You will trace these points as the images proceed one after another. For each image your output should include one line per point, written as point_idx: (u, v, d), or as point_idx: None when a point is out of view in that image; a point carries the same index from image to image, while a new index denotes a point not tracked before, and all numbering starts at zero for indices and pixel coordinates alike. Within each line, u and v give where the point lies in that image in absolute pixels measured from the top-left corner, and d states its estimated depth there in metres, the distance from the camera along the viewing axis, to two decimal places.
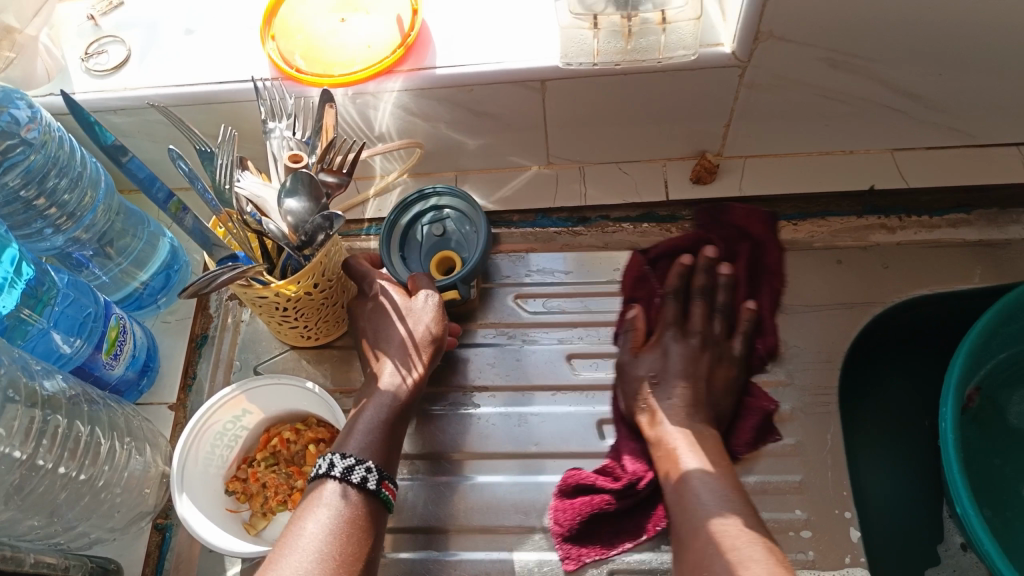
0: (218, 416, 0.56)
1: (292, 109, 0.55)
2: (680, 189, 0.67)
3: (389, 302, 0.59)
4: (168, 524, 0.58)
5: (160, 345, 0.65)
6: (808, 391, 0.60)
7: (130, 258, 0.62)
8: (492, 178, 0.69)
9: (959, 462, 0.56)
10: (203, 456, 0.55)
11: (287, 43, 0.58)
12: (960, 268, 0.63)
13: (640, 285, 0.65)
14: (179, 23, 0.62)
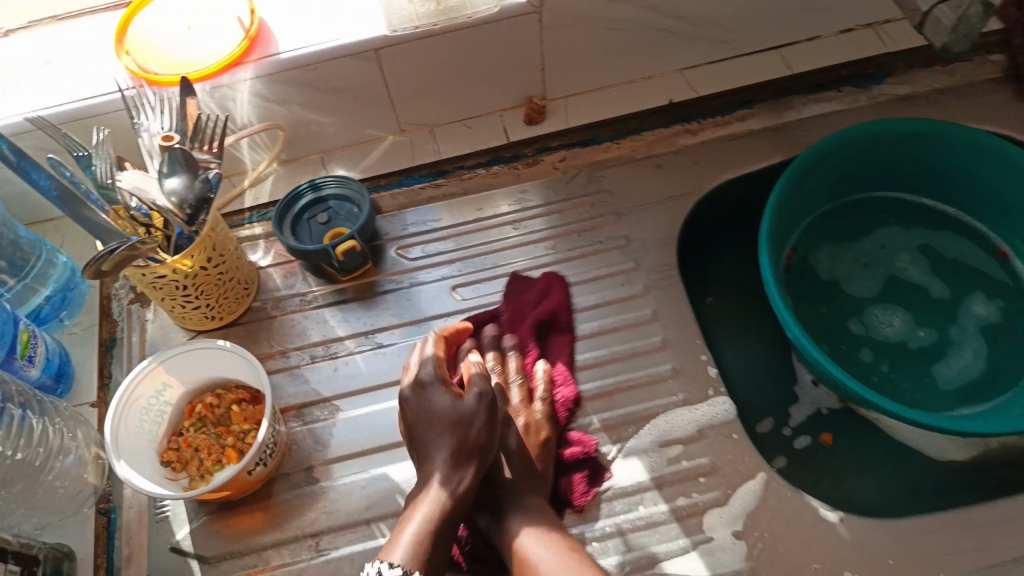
0: (141, 389, 0.61)
1: (158, 101, 0.62)
2: (517, 131, 0.77)
3: (437, 407, 0.55)
4: (111, 507, 0.62)
5: (73, 354, 0.70)
6: (655, 271, 0.71)
7: (31, 276, 0.69)
8: (354, 154, 0.77)
9: (790, 312, 0.66)
10: (133, 427, 0.61)
11: (141, 56, 0.66)
12: (755, 151, 0.76)
13: (503, 217, 0.75)
14: (38, 57, 0.69)
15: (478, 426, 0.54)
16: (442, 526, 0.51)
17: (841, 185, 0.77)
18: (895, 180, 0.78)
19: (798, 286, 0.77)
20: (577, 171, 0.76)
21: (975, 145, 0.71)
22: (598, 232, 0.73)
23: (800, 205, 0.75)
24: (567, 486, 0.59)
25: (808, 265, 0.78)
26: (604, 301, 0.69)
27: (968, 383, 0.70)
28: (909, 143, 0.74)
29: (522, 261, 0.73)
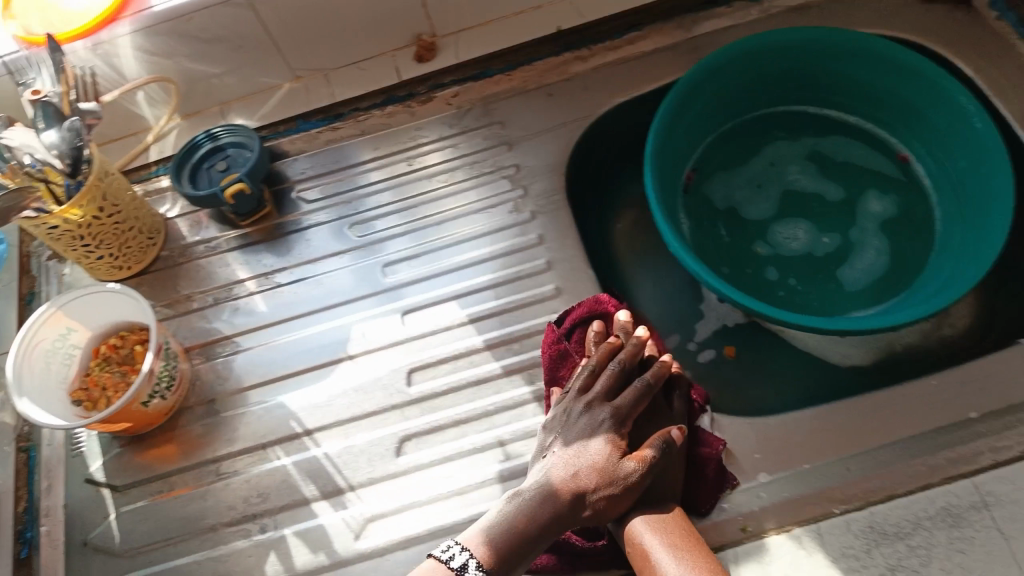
0: (43, 334, 0.64)
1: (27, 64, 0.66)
2: (409, 69, 0.79)
3: (593, 445, 0.56)
4: (30, 445, 0.66)
5: None
6: (544, 196, 0.73)
7: None
8: (252, 103, 0.79)
9: (676, 239, 0.65)
10: (37, 369, 0.64)
11: (26, 19, 0.68)
12: (644, 73, 0.78)
13: (401, 151, 0.78)
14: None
15: (625, 483, 0.54)
16: (547, 525, 0.53)
17: (729, 106, 0.77)
18: (781, 94, 0.78)
19: (697, 206, 0.78)
20: (471, 105, 0.79)
21: (858, 49, 0.71)
22: (489, 160, 0.76)
23: (690, 134, 0.75)
24: (699, 480, 0.59)
25: (704, 191, 0.79)
26: (495, 228, 0.71)
27: (874, 281, 0.73)
28: (791, 56, 0.74)
29: (420, 194, 0.75)
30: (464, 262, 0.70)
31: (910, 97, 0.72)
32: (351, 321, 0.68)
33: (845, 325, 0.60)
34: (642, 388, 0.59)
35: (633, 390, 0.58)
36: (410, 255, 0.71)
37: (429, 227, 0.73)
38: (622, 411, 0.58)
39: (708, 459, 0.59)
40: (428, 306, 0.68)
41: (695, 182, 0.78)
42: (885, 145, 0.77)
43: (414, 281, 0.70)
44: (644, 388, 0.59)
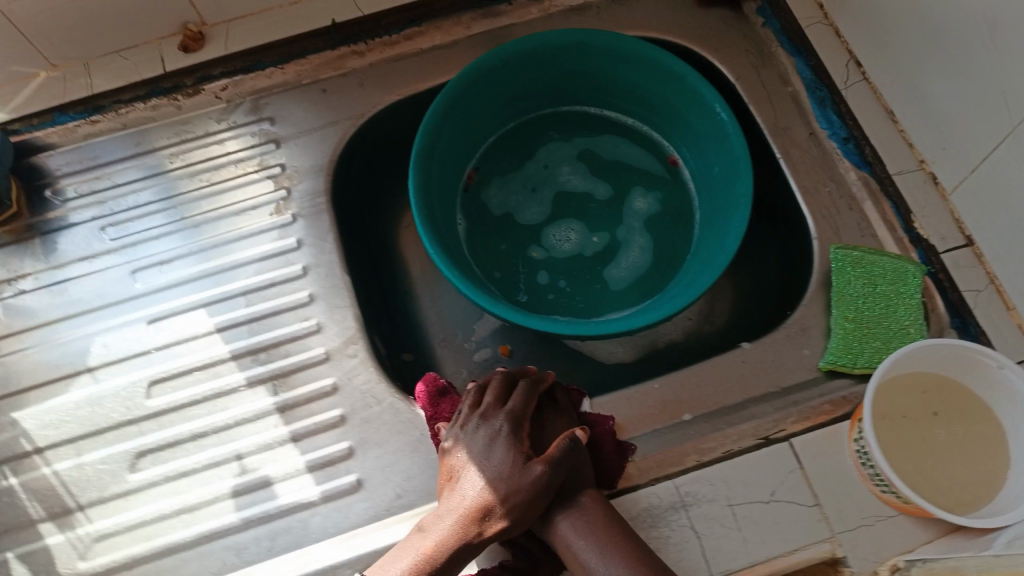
0: None
1: None
2: (174, 61, 0.75)
3: (494, 458, 0.54)
4: None
5: None
6: (310, 199, 0.72)
7: None
8: (1, 93, 0.74)
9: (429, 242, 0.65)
10: None
11: None
12: (422, 71, 0.77)
13: (163, 146, 0.74)
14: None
15: (541, 484, 0.52)
16: (455, 551, 0.51)
17: (504, 108, 0.79)
18: (555, 97, 0.81)
19: (475, 207, 0.80)
20: (242, 99, 0.76)
21: (615, 51, 0.73)
22: (256, 159, 0.74)
23: (463, 135, 0.76)
24: (602, 459, 0.57)
25: (482, 192, 0.81)
26: (254, 230, 0.70)
27: (638, 278, 0.77)
28: (561, 60, 0.75)
29: (182, 194, 0.72)
30: (220, 266, 0.68)
31: (671, 100, 0.75)
32: (94, 332, 0.66)
33: (591, 329, 0.62)
34: (529, 390, 0.59)
35: (521, 394, 0.58)
36: (163, 260, 0.69)
37: (188, 230, 0.70)
38: (516, 414, 0.57)
39: (603, 437, 0.58)
40: (177, 313, 0.66)
41: (476, 181, 0.80)
42: (654, 146, 0.81)
43: (166, 288, 0.67)
44: (529, 389, 0.59)
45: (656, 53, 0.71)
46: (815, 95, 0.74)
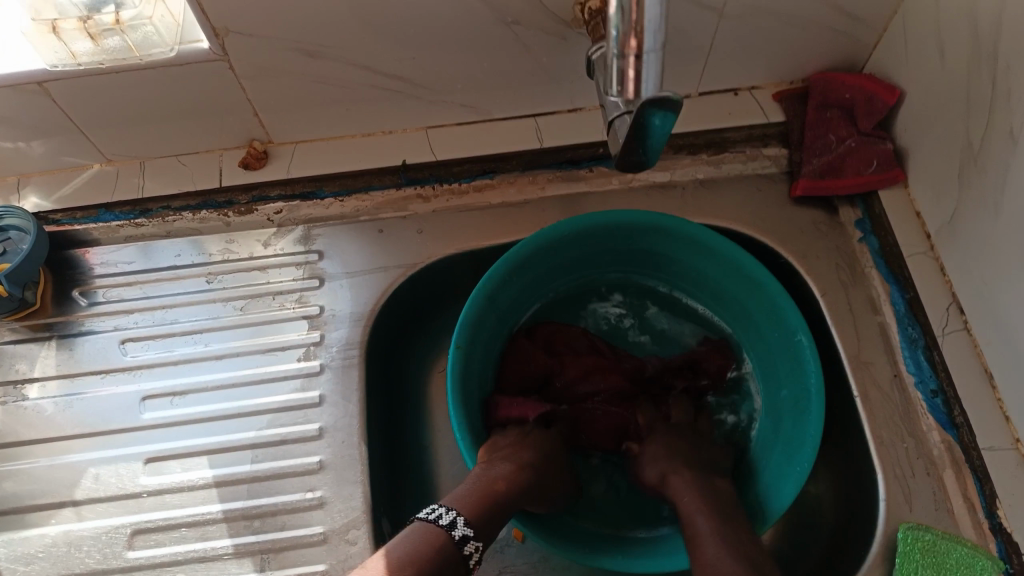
0: None
1: None
2: (233, 175, 0.72)
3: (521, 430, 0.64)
4: None
5: None
6: (343, 347, 0.68)
7: None
8: (57, 178, 0.72)
9: None
10: None
11: None
12: (487, 227, 0.73)
13: (201, 266, 0.71)
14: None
15: (562, 494, 0.63)
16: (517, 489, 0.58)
17: (557, 274, 0.73)
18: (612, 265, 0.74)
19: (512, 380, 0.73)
20: (294, 226, 0.73)
21: (689, 239, 0.68)
22: (295, 294, 0.70)
23: (514, 303, 0.71)
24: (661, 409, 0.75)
25: None
26: (277, 374, 0.67)
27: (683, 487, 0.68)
28: (626, 237, 0.70)
29: (209, 321, 0.69)
30: (235, 409, 0.65)
31: (742, 301, 0.69)
32: (90, 460, 0.64)
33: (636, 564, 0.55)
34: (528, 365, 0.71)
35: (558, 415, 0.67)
36: (177, 391, 0.66)
37: (211, 361, 0.67)
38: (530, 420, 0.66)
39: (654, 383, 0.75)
40: (181, 456, 0.64)
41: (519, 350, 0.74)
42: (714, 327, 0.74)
43: (172, 424, 0.65)
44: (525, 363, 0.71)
45: (739, 254, 0.65)
46: (907, 332, 0.67)
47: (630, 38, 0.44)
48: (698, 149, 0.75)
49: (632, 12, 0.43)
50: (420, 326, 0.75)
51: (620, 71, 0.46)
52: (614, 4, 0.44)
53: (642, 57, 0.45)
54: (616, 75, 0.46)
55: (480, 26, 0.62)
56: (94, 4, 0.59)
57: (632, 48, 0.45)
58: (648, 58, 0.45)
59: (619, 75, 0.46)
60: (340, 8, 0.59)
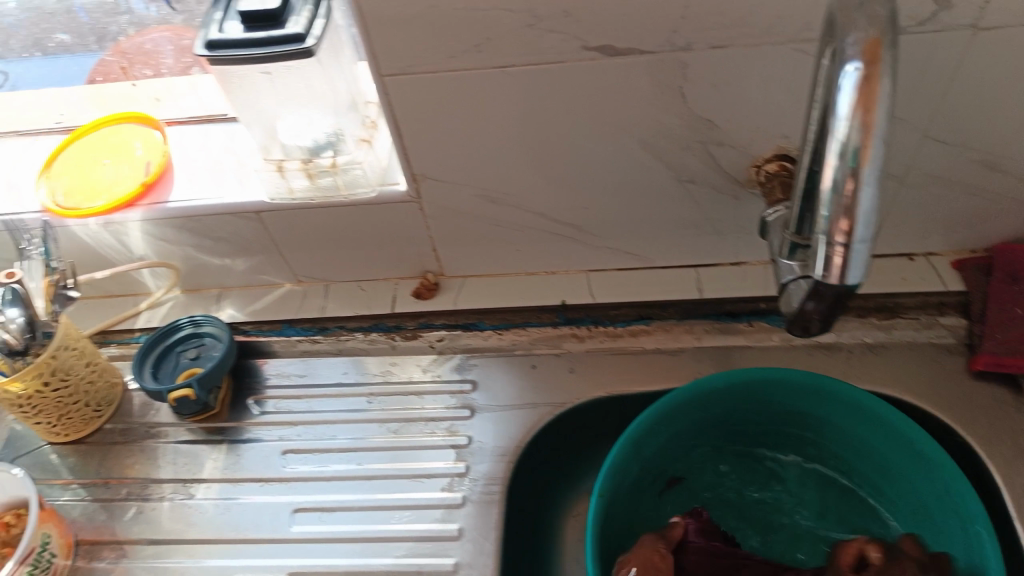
0: None
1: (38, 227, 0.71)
2: (404, 303, 0.77)
3: None
4: None
5: None
6: (487, 481, 0.68)
7: None
8: (250, 293, 0.80)
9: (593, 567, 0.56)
10: None
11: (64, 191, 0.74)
12: (639, 373, 0.72)
13: (364, 386, 0.75)
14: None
15: None
16: None
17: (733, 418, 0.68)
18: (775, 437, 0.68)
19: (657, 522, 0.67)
20: (453, 354, 0.76)
21: (852, 404, 0.63)
22: (446, 423, 0.72)
23: (659, 450, 0.66)
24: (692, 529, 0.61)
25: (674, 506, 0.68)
26: (422, 502, 0.67)
27: None
28: (790, 395, 0.65)
29: (363, 440, 0.72)
30: (377, 531, 0.66)
31: (917, 488, 0.62)
32: (237, 567, 0.66)
33: None
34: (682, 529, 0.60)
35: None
36: (327, 506, 0.68)
37: (363, 481, 0.70)
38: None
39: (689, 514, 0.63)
40: (322, 573, 0.64)
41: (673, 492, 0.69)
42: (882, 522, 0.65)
43: (317, 540, 0.66)
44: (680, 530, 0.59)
45: (905, 424, 0.60)
46: None
47: (841, 223, 0.38)
48: (868, 313, 0.72)
49: (846, 194, 0.38)
50: (561, 470, 0.74)
51: (826, 258, 0.40)
52: (824, 185, 0.39)
53: (852, 245, 0.39)
54: (819, 259, 0.40)
55: (655, 184, 0.65)
56: (315, 148, 0.67)
57: (841, 234, 0.39)
58: (858, 248, 0.39)
59: (823, 260, 0.40)
60: (528, 161, 0.63)
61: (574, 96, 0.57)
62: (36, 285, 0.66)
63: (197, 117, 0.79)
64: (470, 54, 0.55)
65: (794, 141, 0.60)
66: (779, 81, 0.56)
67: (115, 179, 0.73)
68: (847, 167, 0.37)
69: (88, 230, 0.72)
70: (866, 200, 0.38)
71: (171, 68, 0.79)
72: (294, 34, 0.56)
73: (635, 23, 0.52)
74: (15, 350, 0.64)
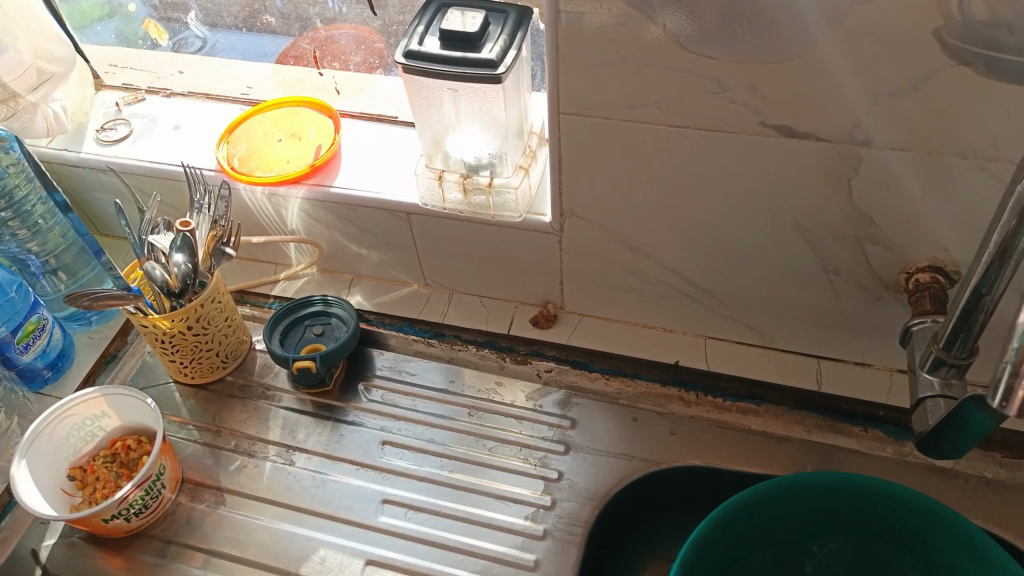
0: (79, 409, 0.73)
1: (215, 184, 0.78)
2: (521, 328, 0.79)
3: None
4: (11, 501, 0.72)
5: (77, 354, 0.83)
6: (567, 520, 0.69)
7: (76, 282, 0.83)
8: (379, 285, 0.84)
9: None
10: (55, 438, 0.72)
11: (240, 156, 0.80)
12: (738, 450, 0.71)
13: (467, 396, 0.77)
14: (171, 120, 0.85)
15: None
16: None
17: (854, 525, 0.65)
18: (888, 550, 0.65)
19: None
20: (557, 387, 0.77)
21: (984, 558, 0.58)
22: (539, 453, 0.73)
23: (743, 543, 0.65)
24: None
25: None
26: (502, 525, 0.69)
27: None
28: (918, 524, 0.61)
29: (457, 449, 0.74)
30: (455, 541, 0.68)
31: None
32: (321, 541, 0.69)
33: None
34: None
35: None
36: (412, 505, 0.71)
37: (450, 488, 0.72)
38: None
39: None
40: (397, 569, 0.67)
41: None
42: None
43: (402, 536, 0.69)
44: None
45: None
46: None
47: None
48: (991, 446, 0.68)
49: None
50: (641, 529, 0.72)
51: (1007, 388, 0.37)
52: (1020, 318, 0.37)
53: None
54: (999, 389, 0.38)
55: (798, 267, 0.65)
56: (476, 166, 0.71)
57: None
58: None
59: (1004, 390, 0.38)
60: (674, 219, 0.65)
61: (737, 167, 0.58)
62: (201, 235, 0.73)
63: (369, 114, 0.85)
64: (647, 109, 0.57)
65: (953, 255, 0.59)
66: (952, 193, 0.54)
67: (285, 160, 0.79)
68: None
69: (254, 197, 0.78)
70: None
71: (356, 66, 0.85)
72: (487, 59, 0.59)
73: (817, 109, 0.52)
74: (173, 291, 0.71)
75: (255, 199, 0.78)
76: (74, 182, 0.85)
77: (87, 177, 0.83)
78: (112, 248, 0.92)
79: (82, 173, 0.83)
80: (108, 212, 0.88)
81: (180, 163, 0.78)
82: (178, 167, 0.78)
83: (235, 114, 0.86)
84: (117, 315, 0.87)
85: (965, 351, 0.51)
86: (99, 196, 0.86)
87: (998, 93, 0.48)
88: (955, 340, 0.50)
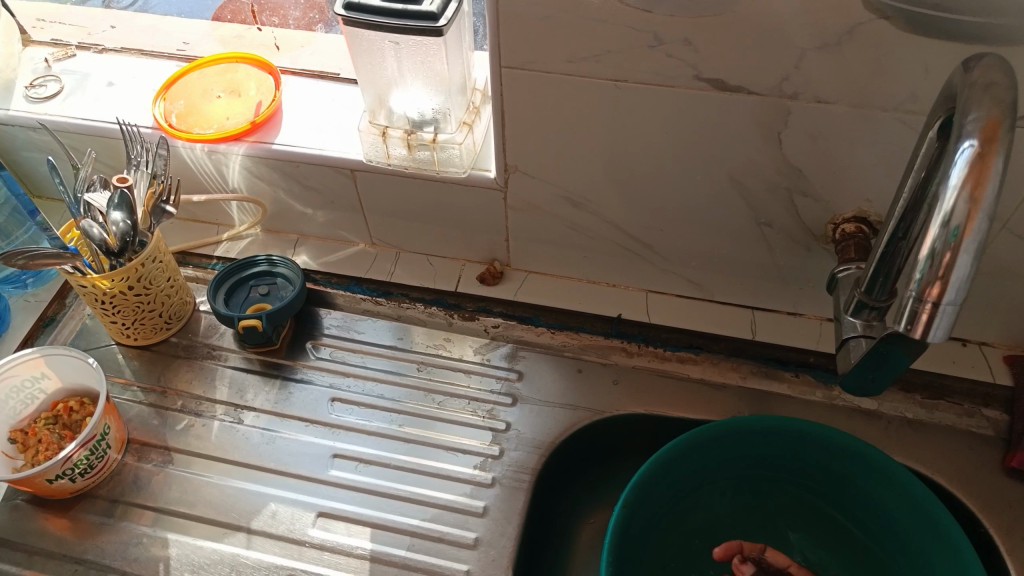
0: (17, 371, 0.72)
1: (153, 141, 0.77)
2: (468, 285, 0.80)
3: None
4: None
5: (14, 318, 0.81)
6: (515, 468, 0.71)
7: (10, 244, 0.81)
8: (325, 245, 0.84)
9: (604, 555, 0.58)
10: None
11: (176, 113, 0.78)
12: (677, 398, 0.73)
13: (416, 352, 0.78)
14: (105, 76, 0.83)
15: None
16: None
17: (783, 465, 0.68)
18: (815, 487, 0.69)
19: (680, 541, 0.69)
20: (504, 341, 0.78)
21: (899, 486, 0.62)
22: (487, 405, 0.75)
23: (682, 486, 0.68)
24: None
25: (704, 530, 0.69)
26: (451, 475, 0.70)
27: None
28: (842, 461, 0.65)
29: (407, 403, 0.75)
30: (405, 492, 0.70)
31: None
32: (271, 495, 0.70)
33: None
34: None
35: None
36: (362, 458, 0.72)
37: (400, 442, 0.73)
38: None
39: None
40: (348, 520, 0.68)
41: (707, 517, 0.70)
42: None
43: (353, 488, 0.70)
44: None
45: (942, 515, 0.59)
46: None
47: (932, 287, 0.39)
48: (911, 388, 0.72)
49: (942, 261, 0.39)
50: (585, 476, 0.75)
51: (912, 313, 0.41)
52: (922, 252, 0.40)
53: (940, 307, 0.40)
54: (905, 314, 0.41)
55: (734, 220, 0.67)
56: (419, 122, 0.71)
57: (932, 294, 0.40)
58: (946, 310, 0.40)
59: (909, 315, 0.41)
60: (615, 174, 0.66)
61: (674, 121, 0.60)
62: (140, 193, 0.72)
63: (310, 71, 0.83)
64: (587, 63, 0.58)
65: (877, 206, 0.62)
66: (875, 144, 0.57)
67: (222, 117, 0.78)
68: (950, 233, 0.38)
69: (193, 154, 0.77)
70: (961, 269, 0.38)
71: (296, 21, 0.86)
72: (427, 12, 0.59)
73: (749, 63, 0.54)
74: (111, 249, 0.70)
75: (194, 154, 0.77)
76: (4, 140, 0.82)
77: (18, 136, 0.80)
78: (47, 211, 0.89)
79: (13, 131, 0.80)
80: (41, 171, 0.85)
81: (116, 120, 0.76)
82: (114, 124, 0.76)
83: (171, 71, 0.84)
84: (55, 278, 0.85)
85: (885, 293, 0.54)
86: (32, 155, 0.83)
87: (917, 47, 0.50)
88: (875, 284, 0.53)
